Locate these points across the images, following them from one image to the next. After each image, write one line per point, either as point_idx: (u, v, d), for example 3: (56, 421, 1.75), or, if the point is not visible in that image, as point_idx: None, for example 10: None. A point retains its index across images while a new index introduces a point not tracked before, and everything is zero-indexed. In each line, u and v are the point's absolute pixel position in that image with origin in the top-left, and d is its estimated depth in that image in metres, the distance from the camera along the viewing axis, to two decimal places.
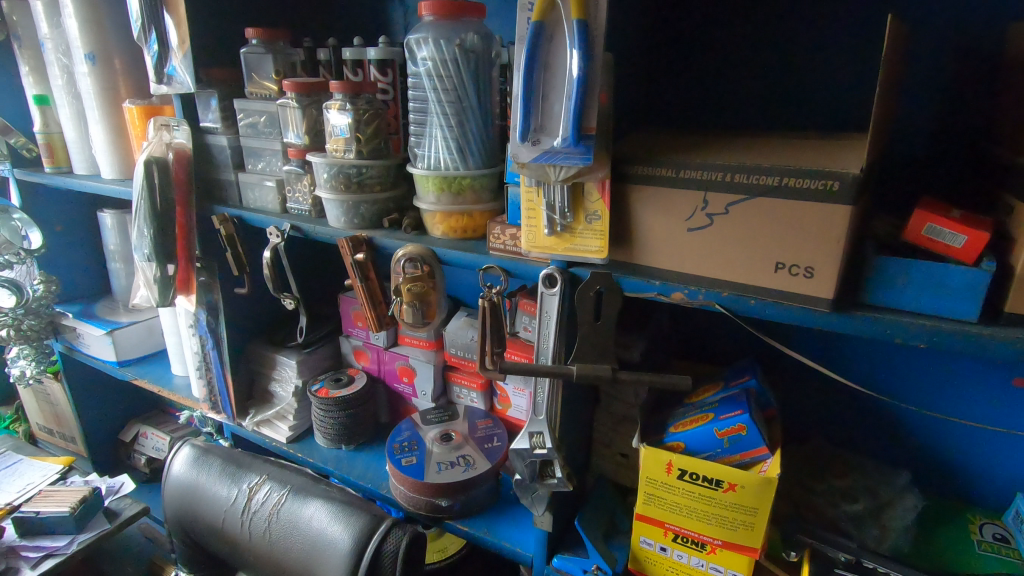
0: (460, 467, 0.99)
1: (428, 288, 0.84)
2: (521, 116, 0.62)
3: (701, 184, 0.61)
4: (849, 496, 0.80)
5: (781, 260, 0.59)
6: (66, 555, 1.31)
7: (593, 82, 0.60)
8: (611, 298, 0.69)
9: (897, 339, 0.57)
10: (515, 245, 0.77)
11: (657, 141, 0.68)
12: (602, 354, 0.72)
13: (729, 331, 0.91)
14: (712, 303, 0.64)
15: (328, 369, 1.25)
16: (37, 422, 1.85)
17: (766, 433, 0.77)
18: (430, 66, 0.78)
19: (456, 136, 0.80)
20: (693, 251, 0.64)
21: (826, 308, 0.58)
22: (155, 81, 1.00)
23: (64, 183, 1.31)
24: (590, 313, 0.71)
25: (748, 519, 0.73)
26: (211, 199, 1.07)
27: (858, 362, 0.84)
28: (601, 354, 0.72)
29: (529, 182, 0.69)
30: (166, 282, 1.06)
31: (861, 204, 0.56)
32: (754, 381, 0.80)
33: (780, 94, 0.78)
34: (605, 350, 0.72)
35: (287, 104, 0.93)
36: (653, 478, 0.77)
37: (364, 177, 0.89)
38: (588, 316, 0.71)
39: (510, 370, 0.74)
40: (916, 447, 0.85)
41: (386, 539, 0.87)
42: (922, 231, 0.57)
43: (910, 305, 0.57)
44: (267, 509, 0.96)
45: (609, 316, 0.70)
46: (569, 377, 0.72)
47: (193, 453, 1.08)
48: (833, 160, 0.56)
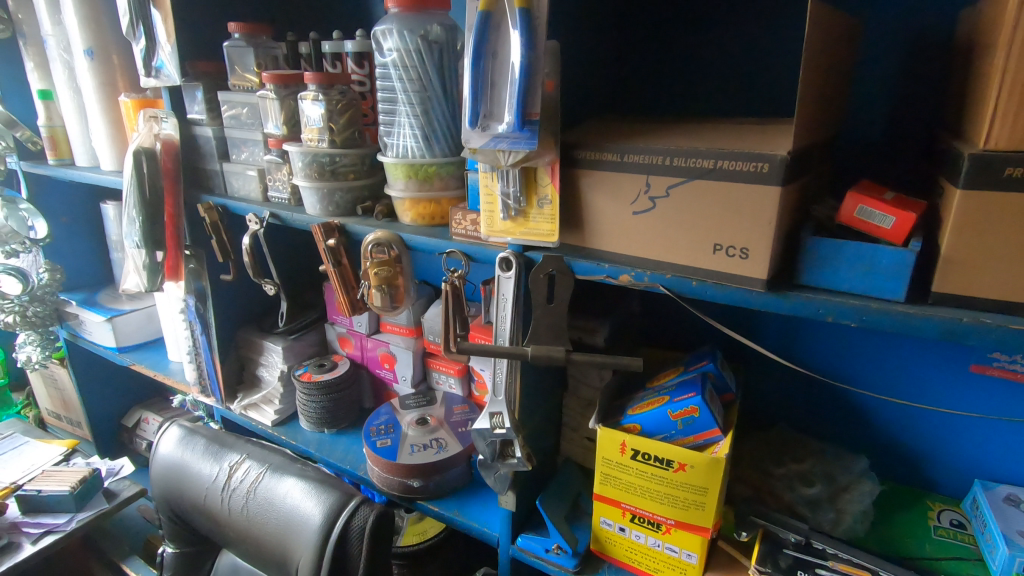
0: (433, 449, 1.02)
1: (395, 273, 0.87)
2: (469, 103, 0.65)
3: (643, 167, 0.62)
4: (806, 480, 0.81)
5: (718, 241, 0.60)
6: (65, 532, 1.37)
7: (536, 69, 0.62)
8: (563, 282, 0.71)
9: (830, 319, 0.58)
10: (475, 230, 0.79)
11: (608, 127, 0.69)
12: (556, 335, 0.74)
13: (694, 318, 0.93)
14: (656, 284, 0.65)
15: (314, 354, 1.28)
16: (46, 407, 1.92)
17: (721, 416, 0.78)
18: (396, 56, 0.80)
19: (422, 124, 0.82)
20: (639, 234, 0.66)
21: (761, 288, 0.59)
22: (144, 74, 1.05)
23: (66, 175, 1.37)
24: (543, 295, 0.72)
25: (699, 499, 0.74)
26: (198, 189, 1.11)
27: (819, 349, 0.85)
28: (555, 335, 0.74)
29: (484, 167, 0.71)
30: (154, 268, 1.09)
31: (794, 186, 0.57)
32: (712, 364, 0.81)
33: (738, 83, 0.79)
34: (560, 332, 0.74)
35: (266, 95, 0.96)
36: (608, 458, 0.79)
37: (337, 165, 0.92)
38: (541, 299, 0.73)
39: (468, 351, 0.76)
40: (877, 434, 0.85)
41: (354, 516, 0.90)
42: (854, 212, 0.58)
43: (843, 286, 0.58)
44: (245, 485, 1.00)
45: (562, 298, 0.72)
46: (524, 358, 0.73)
47: (180, 433, 1.12)
48: (765, 143, 0.57)
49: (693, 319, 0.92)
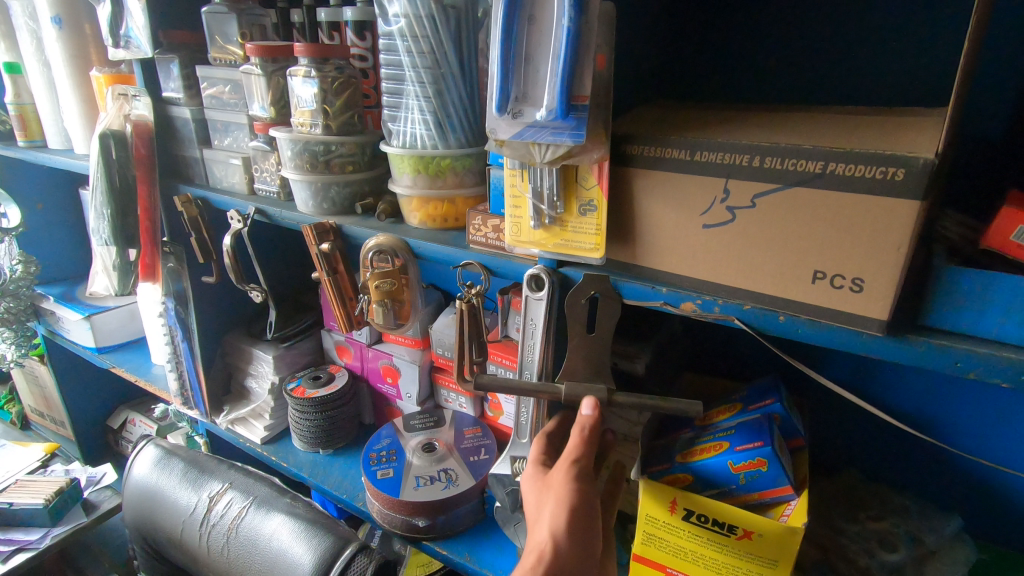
0: (441, 483, 0.89)
1: (401, 285, 0.73)
2: (497, 82, 0.51)
3: (721, 168, 0.48)
4: (888, 544, 0.68)
5: (821, 267, 0.46)
6: (38, 550, 1.25)
7: (586, 38, 0.48)
8: (608, 309, 0.58)
9: (971, 375, 0.44)
10: (498, 239, 0.65)
11: (670, 117, 0.55)
12: (596, 371, 0.61)
13: (749, 342, 0.79)
14: (730, 317, 0.52)
15: (309, 364, 1.16)
16: (27, 405, 1.81)
17: (791, 469, 0.64)
18: (404, 24, 0.65)
19: (434, 108, 0.68)
20: (709, 253, 0.51)
21: (877, 332, 0.45)
22: (111, 45, 0.90)
23: (36, 158, 1.23)
24: (584, 324, 0.59)
25: (766, 573, 0.61)
26: (177, 178, 0.97)
27: (902, 384, 0.72)
28: (594, 371, 0.61)
29: (512, 163, 0.57)
30: (126, 269, 0.97)
31: (932, 197, 0.43)
32: (779, 405, 0.67)
33: (829, 59, 0.63)
34: (603, 366, 0.61)
35: (251, 71, 0.82)
36: (654, 516, 0.66)
37: (333, 155, 0.78)
38: (580, 327, 0.60)
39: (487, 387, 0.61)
40: (969, 488, 0.72)
41: (349, 567, 0.78)
42: (1011, 234, 0.43)
43: (989, 332, 0.44)
44: (226, 522, 0.87)
45: (609, 326, 0.59)
46: (556, 397, 0.60)
47: (157, 454, 1.00)
48: (898, 141, 0.43)
49: (750, 343, 0.79)
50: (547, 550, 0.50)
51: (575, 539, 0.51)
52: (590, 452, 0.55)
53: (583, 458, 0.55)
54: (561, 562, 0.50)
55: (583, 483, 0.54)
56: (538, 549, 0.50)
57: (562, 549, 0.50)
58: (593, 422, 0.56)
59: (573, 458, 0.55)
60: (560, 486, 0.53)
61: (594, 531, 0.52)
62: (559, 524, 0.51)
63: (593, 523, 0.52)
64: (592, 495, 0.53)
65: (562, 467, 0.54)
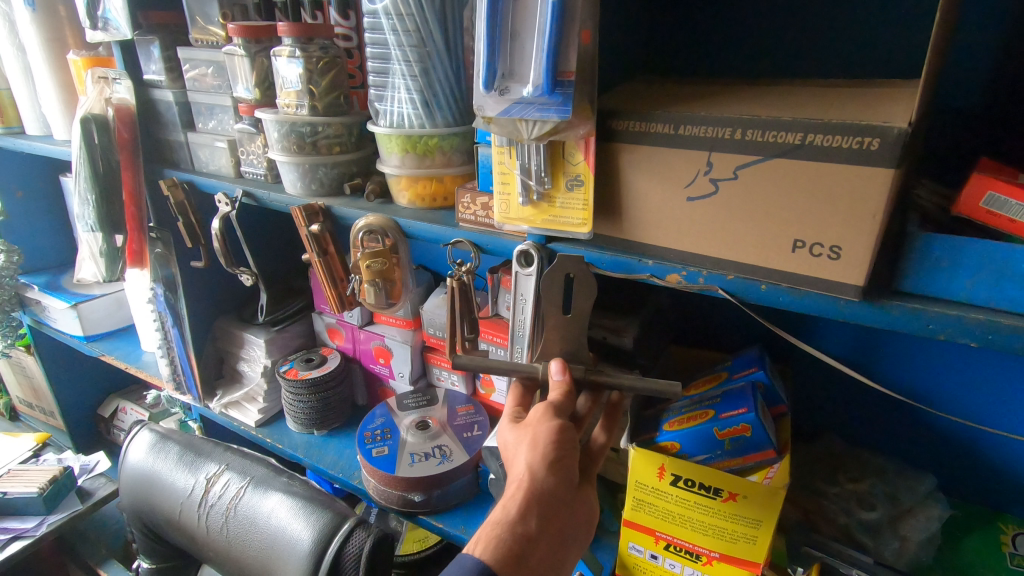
0: (435, 458, 0.91)
1: (391, 265, 0.75)
2: (484, 59, 0.51)
3: (704, 141, 0.49)
4: (865, 503, 0.71)
5: (800, 237, 0.48)
6: (35, 538, 1.26)
7: (571, 15, 0.48)
8: (585, 291, 0.59)
9: (941, 336, 0.46)
10: (487, 216, 0.66)
11: (654, 93, 0.56)
12: (575, 353, 0.62)
13: (732, 314, 0.81)
14: (714, 287, 0.53)
15: (301, 347, 1.16)
16: (15, 396, 1.79)
17: (775, 434, 0.67)
18: (388, 2, 0.65)
19: (420, 87, 0.68)
20: (694, 225, 0.53)
21: (854, 297, 0.47)
22: (89, 27, 0.89)
23: (15, 145, 1.21)
24: (560, 306, 0.60)
25: (750, 532, 0.64)
26: (162, 162, 0.97)
27: (880, 352, 0.74)
28: (572, 353, 0.62)
29: (499, 141, 0.58)
30: (114, 255, 0.96)
31: (905, 167, 0.45)
32: (762, 373, 0.69)
33: (809, 34, 0.64)
34: (581, 348, 0.62)
35: (233, 52, 0.81)
36: (642, 482, 0.68)
37: (320, 136, 0.78)
38: (555, 309, 0.61)
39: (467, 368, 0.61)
40: (943, 448, 0.75)
41: (348, 541, 0.80)
42: (980, 202, 0.45)
43: (959, 295, 0.46)
44: (224, 503, 0.89)
45: (586, 308, 0.60)
46: (534, 377, 0.61)
47: (152, 439, 1.00)
48: (874, 112, 0.44)
49: (735, 315, 0.81)
50: (527, 479, 0.53)
51: (554, 469, 0.54)
52: (567, 399, 0.58)
53: (559, 400, 0.58)
54: (541, 492, 0.53)
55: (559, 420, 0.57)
56: (519, 478, 0.54)
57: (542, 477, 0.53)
58: (564, 386, 0.59)
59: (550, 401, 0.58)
60: (537, 422, 0.56)
61: (571, 463, 0.56)
62: (537, 454, 0.54)
63: (570, 455, 0.56)
64: (569, 428, 0.56)
65: (539, 407, 0.58)
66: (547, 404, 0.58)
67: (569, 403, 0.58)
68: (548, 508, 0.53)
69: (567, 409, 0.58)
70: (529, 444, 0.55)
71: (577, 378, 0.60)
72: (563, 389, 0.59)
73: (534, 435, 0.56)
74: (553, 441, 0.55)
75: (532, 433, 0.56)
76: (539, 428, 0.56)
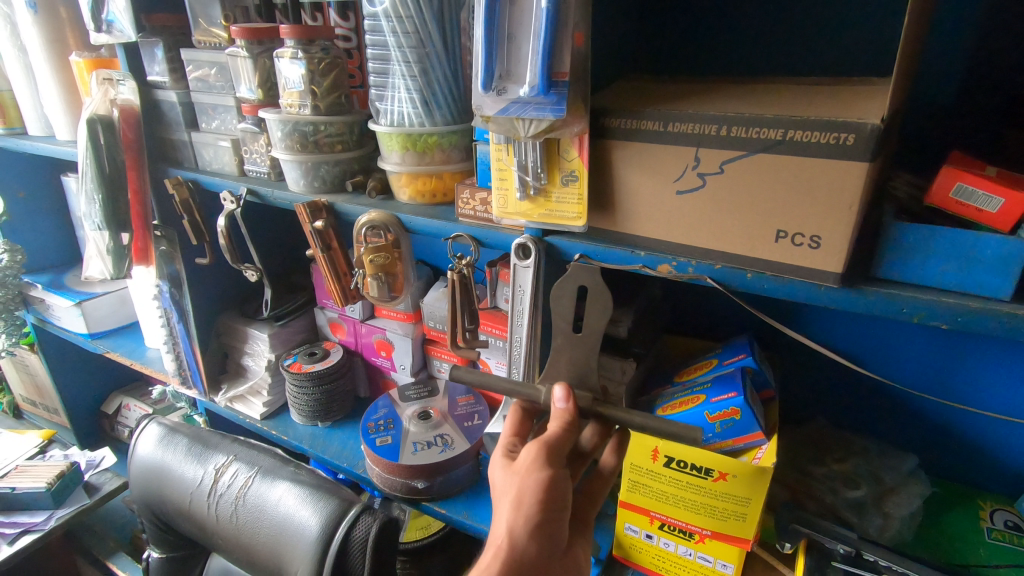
0: (438, 447, 0.94)
1: (393, 260, 0.78)
2: (482, 61, 0.54)
3: (691, 138, 0.52)
4: (850, 482, 0.74)
5: (782, 227, 0.51)
6: (44, 531, 1.28)
7: (564, 19, 0.51)
8: (597, 306, 0.59)
9: (915, 319, 0.49)
10: (486, 211, 0.68)
11: (645, 91, 0.59)
12: (582, 377, 0.61)
13: (723, 304, 0.84)
14: (703, 276, 0.56)
15: (304, 342, 1.19)
16: (19, 394, 1.81)
17: (763, 417, 0.70)
18: (388, 5, 0.68)
19: (420, 87, 0.70)
20: (683, 217, 0.56)
21: (834, 283, 0.50)
22: (93, 30, 0.91)
23: (17, 146, 1.22)
24: (570, 320, 0.61)
25: (740, 510, 0.67)
26: (166, 162, 0.99)
27: (866, 338, 0.77)
28: (578, 378, 0.61)
29: (497, 139, 0.60)
30: (120, 252, 0.99)
31: (880, 160, 0.47)
32: (751, 358, 0.72)
33: (793, 32, 0.67)
34: (589, 371, 0.61)
35: (236, 53, 0.83)
36: (637, 465, 0.71)
37: (322, 135, 0.80)
38: (567, 325, 0.61)
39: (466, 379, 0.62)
40: (925, 428, 0.78)
41: (355, 526, 0.82)
42: (950, 192, 0.48)
43: (933, 280, 0.49)
44: (233, 492, 0.92)
45: (596, 324, 0.60)
46: (536, 401, 0.61)
47: (161, 432, 1.03)
48: (849, 108, 0.47)
49: (726, 304, 0.84)
50: (505, 545, 0.52)
51: (535, 533, 0.52)
52: (559, 445, 0.55)
53: (550, 447, 0.55)
54: (519, 559, 0.51)
55: (549, 470, 0.54)
56: (498, 541, 0.52)
57: (520, 543, 0.51)
58: (568, 414, 0.57)
59: (543, 442, 0.55)
60: (524, 474, 0.53)
61: (557, 521, 0.53)
62: (520, 519, 0.52)
63: (556, 512, 0.53)
64: (559, 481, 0.53)
65: (529, 453, 0.54)
66: (537, 451, 0.54)
67: (564, 446, 0.55)
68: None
69: (558, 458, 0.55)
70: (512, 502, 0.53)
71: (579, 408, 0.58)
72: (559, 432, 0.56)
73: (518, 494, 0.53)
74: (537, 501, 0.52)
75: (516, 489, 0.53)
76: (525, 485, 0.53)
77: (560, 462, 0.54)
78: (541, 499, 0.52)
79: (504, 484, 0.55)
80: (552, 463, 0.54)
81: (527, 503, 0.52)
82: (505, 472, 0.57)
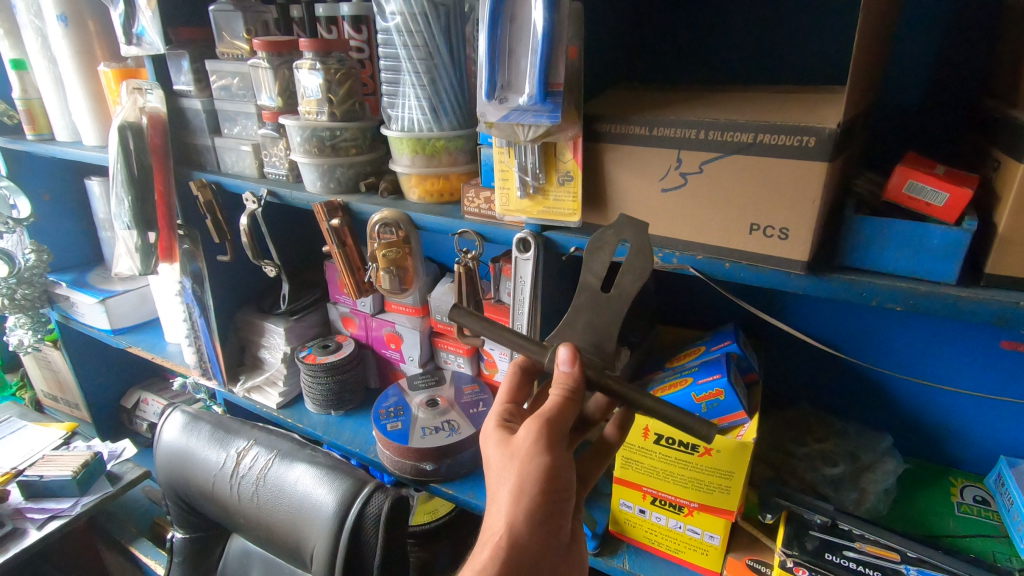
0: (445, 431, 1.00)
1: (404, 254, 0.85)
2: (486, 73, 0.60)
3: (673, 141, 0.58)
4: (830, 460, 0.80)
5: (755, 220, 0.57)
6: (70, 517, 1.35)
7: (559, 36, 0.57)
8: (637, 260, 0.55)
9: (874, 302, 0.55)
10: (489, 209, 0.74)
11: (633, 99, 0.65)
12: (598, 344, 0.57)
13: (712, 295, 0.90)
14: (686, 266, 0.62)
15: (317, 335, 1.25)
16: (40, 389, 1.88)
17: (746, 398, 0.76)
18: (400, 21, 0.74)
19: (428, 95, 0.76)
20: (668, 212, 0.61)
21: (801, 271, 0.56)
22: (125, 43, 0.97)
23: (46, 151, 1.29)
24: (602, 280, 0.57)
25: (724, 483, 0.72)
26: (190, 165, 1.06)
27: (844, 327, 0.83)
28: (594, 344, 0.58)
29: (499, 143, 0.66)
30: (148, 250, 1.05)
31: (840, 160, 0.53)
32: (736, 344, 0.77)
33: (770, 44, 0.73)
34: (607, 339, 0.57)
35: (258, 65, 0.90)
36: (629, 442, 0.77)
37: (338, 140, 0.87)
38: (596, 282, 0.58)
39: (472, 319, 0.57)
40: (899, 410, 0.84)
41: (368, 503, 0.88)
42: (903, 188, 0.54)
43: (888, 266, 0.55)
44: (254, 473, 0.98)
45: (631, 284, 0.56)
46: (539, 360, 0.57)
47: (184, 419, 1.09)
48: (812, 114, 0.53)
49: (714, 295, 0.89)
50: (507, 539, 0.52)
51: (536, 520, 0.53)
52: (558, 423, 0.54)
53: (548, 430, 0.54)
54: (521, 549, 0.52)
55: (548, 452, 0.53)
56: (497, 534, 0.52)
57: (522, 532, 0.52)
58: (571, 379, 0.54)
59: (543, 419, 0.54)
60: (524, 459, 0.53)
61: (557, 504, 0.54)
62: (520, 510, 0.52)
63: (556, 496, 0.54)
64: (557, 465, 0.53)
65: (526, 436, 0.54)
66: (535, 435, 0.53)
67: (564, 421, 0.54)
68: (529, 564, 0.53)
69: (558, 440, 0.54)
70: (513, 489, 0.53)
71: (585, 376, 0.55)
72: (560, 403, 0.54)
73: (516, 482, 0.53)
74: (538, 490, 0.53)
75: (517, 475, 0.53)
76: (524, 472, 0.53)
77: (560, 443, 0.54)
78: (541, 486, 0.53)
79: (501, 468, 0.55)
80: (552, 447, 0.53)
81: (528, 491, 0.52)
82: (500, 453, 0.56)
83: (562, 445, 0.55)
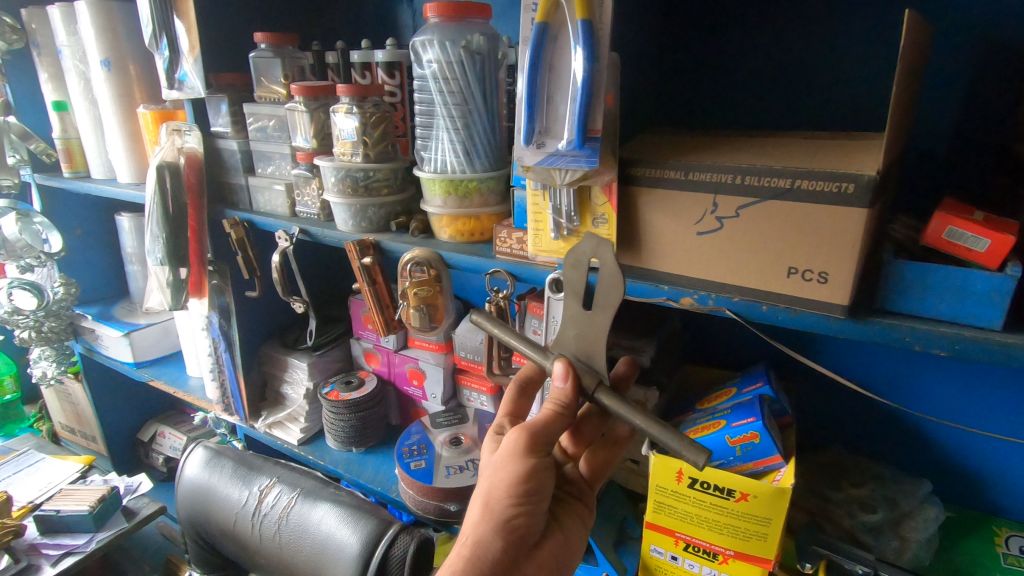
0: (469, 471, 0.99)
1: (435, 293, 0.85)
2: (525, 118, 0.61)
3: (710, 187, 0.59)
4: (867, 507, 0.78)
5: (793, 264, 0.57)
6: (84, 554, 1.33)
7: (598, 84, 0.59)
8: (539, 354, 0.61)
9: (916, 348, 0.54)
10: (522, 249, 0.75)
11: (666, 145, 0.66)
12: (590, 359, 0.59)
13: (740, 335, 0.90)
14: (722, 308, 0.62)
15: (340, 370, 1.26)
16: (59, 421, 1.88)
17: (781, 441, 0.74)
18: (436, 68, 0.76)
19: (462, 138, 0.78)
20: (704, 255, 0.62)
21: (842, 314, 0.56)
22: (167, 87, 1.00)
23: (81, 188, 1.31)
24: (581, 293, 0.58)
25: (761, 530, 0.70)
26: (222, 203, 1.07)
27: (876, 368, 0.82)
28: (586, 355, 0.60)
29: (534, 186, 0.67)
30: (178, 285, 1.07)
31: (879, 204, 0.54)
32: (769, 387, 0.76)
33: (798, 92, 0.75)
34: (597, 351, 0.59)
35: (295, 108, 0.93)
36: (662, 486, 0.76)
37: (371, 180, 0.89)
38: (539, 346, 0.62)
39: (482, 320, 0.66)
40: (936, 453, 0.83)
41: (393, 545, 0.87)
42: (943, 234, 0.54)
43: (927, 311, 0.55)
44: (276, 512, 0.97)
45: (607, 301, 0.57)
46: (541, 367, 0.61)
47: (206, 455, 1.10)
48: (850, 162, 0.54)
49: (742, 335, 0.90)
50: (473, 537, 0.58)
51: (503, 525, 0.58)
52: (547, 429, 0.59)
53: (524, 448, 0.58)
54: (485, 551, 0.57)
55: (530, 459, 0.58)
56: (473, 524, 0.59)
57: (486, 538, 0.58)
58: (565, 394, 0.58)
59: (528, 428, 0.59)
60: (502, 465, 0.59)
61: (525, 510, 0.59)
62: (487, 516, 0.58)
63: (523, 506, 0.59)
64: (536, 468, 0.58)
65: (509, 445, 0.59)
66: (508, 449, 0.59)
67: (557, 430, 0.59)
68: (498, 564, 0.58)
69: (533, 457, 0.58)
70: (489, 488, 0.60)
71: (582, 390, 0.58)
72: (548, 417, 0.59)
73: (487, 491, 0.60)
74: (507, 497, 0.58)
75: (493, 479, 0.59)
76: (497, 481, 0.58)
77: (537, 455, 0.58)
78: (509, 494, 0.58)
79: (482, 478, 0.62)
80: (524, 464, 0.58)
81: (498, 500, 0.59)
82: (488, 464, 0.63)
83: (537, 459, 0.59)
